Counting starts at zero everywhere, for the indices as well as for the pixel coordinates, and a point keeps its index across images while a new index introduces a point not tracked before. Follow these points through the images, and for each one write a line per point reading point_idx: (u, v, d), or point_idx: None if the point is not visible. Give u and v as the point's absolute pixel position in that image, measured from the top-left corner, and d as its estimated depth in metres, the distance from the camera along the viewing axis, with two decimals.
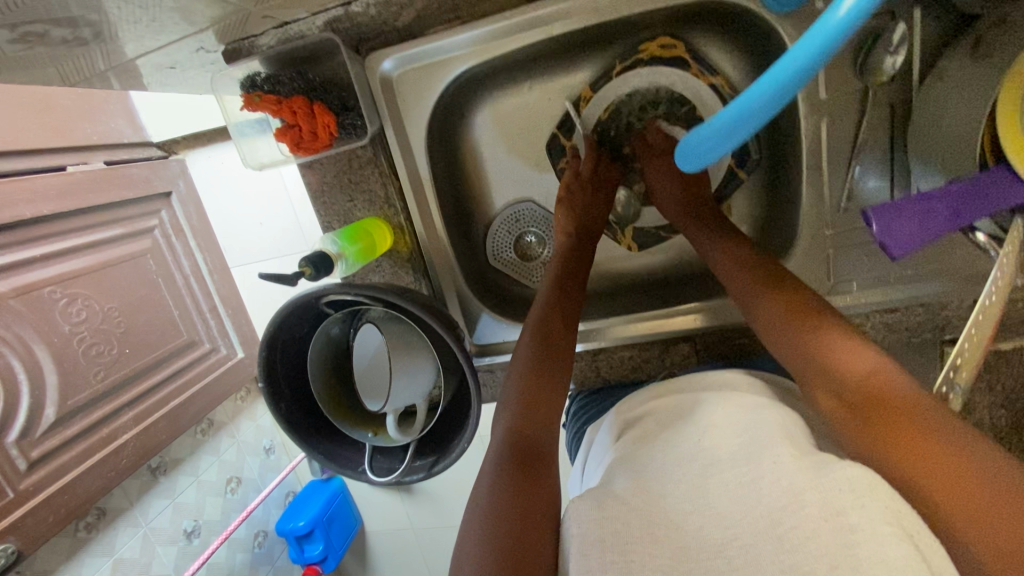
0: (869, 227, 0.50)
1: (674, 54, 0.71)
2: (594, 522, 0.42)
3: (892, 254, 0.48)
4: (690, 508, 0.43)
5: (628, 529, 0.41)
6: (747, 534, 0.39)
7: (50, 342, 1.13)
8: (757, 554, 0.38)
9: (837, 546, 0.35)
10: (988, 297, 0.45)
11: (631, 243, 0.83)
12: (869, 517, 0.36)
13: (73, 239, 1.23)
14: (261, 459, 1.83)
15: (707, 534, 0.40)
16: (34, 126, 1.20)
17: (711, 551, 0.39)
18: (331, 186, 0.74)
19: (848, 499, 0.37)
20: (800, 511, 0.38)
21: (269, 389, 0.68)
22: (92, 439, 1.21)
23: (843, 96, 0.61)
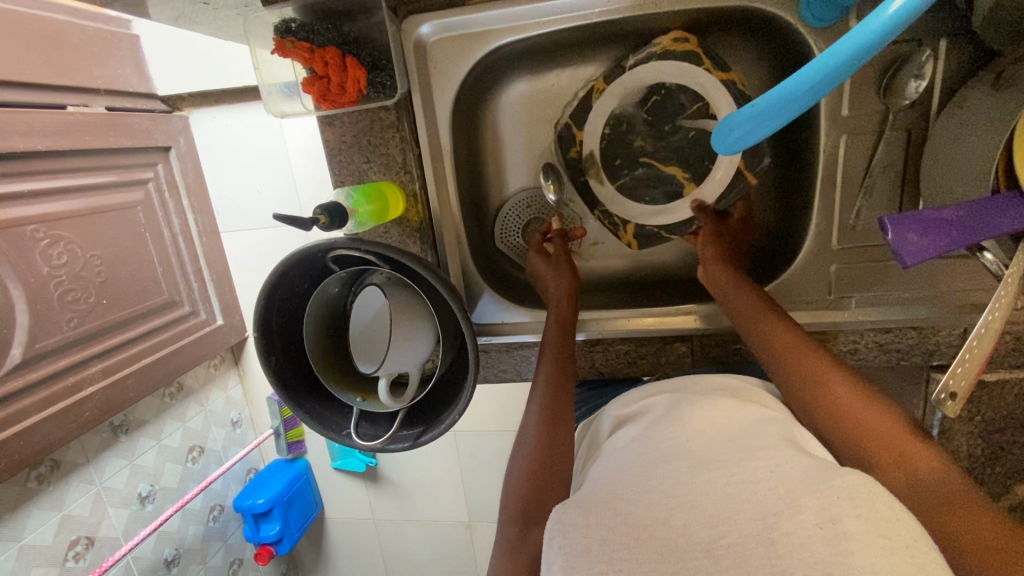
0: (885, 234, 0.51)
1: (687, 48, 0.71)
2: (581, 532, 0.43)
3: (904, 263, 0.49)
4: (674, 503, 0.44)
5: (615, 536, 0.42)
6: (737, 531, 0.40)
7: (27, 282, 1.09)
8: (746, 556, 0.38)
9: (829, 554, 0.36)
10: (990, 314, 0.46)
11: (633, 240, 0.81)
12: (863, 525, 0.37)
13: (63, 180, 1.19)
14: (227, 431, 1.77)
15: (695, 535, 0.41)
16: (40, 61, 1.17)
17: (699, 551, 0.39)
18: (349, 146, 0.74)
19: (844, 505, 0.39)
20: (796, 516, 0.39)
21: (263, 340, 0.67)
22: (56, 386, 1.17)
23: (864, 116, 0.63)
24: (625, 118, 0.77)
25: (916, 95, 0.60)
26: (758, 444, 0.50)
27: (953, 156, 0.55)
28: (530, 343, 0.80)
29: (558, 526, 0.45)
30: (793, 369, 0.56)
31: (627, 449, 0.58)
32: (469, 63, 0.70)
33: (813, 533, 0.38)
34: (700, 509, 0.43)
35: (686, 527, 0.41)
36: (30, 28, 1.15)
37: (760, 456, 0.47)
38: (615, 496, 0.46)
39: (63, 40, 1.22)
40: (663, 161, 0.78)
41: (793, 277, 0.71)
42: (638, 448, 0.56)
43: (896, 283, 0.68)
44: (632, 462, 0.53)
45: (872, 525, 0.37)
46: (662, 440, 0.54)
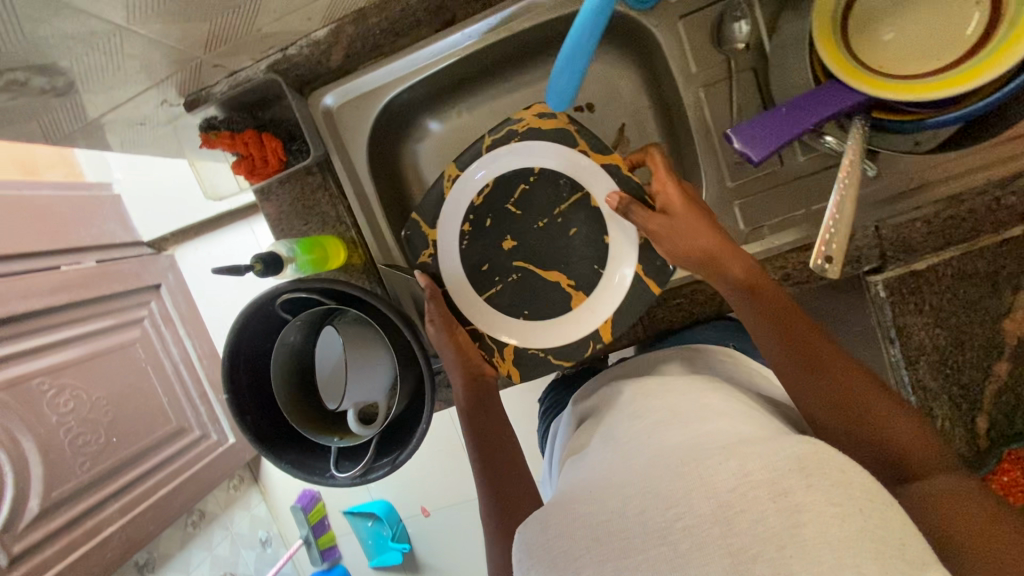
0: (733, 143, 0.55)
1: (552, 124, 0.74)
2: (544, 544, 0.47)
3: (756, 160, 0.54)
4: (632, 494, 0.46)
5: (573, 543, 0.46)
6: (693, 515, 0.42)
7: (38, 434, 1.14)
8: (702, 537, 0.41)
9: (783, 527, 0.40)
10: (839, 193, 0.51)
11: (511, 369, 0.78)
12: (815, 495, 0.41)
13: (63, 332, 1.27)
14: (257, 552, 1.74)
15: (653, 519, 0.43)
16: (33, 234, 1.28)
17: (657, 538, 0.43)
18: (287, 214, 0.82)
19: (796, 478, 0.42)
20: (750, 494, 0.42)
21: (234, 400, 0.71)
22: (74, 532, 1.22)
23: (711, 66, 0.70)
24: (483, 215, 0.78)
25: (746, 36, 0.68)
26: (716, 415, 0.55)
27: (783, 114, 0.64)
28: None
29: (525, 549, 0.49)
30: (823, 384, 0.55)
31: (591, 453, 0.60)
32: (371, 119, 0.79)
33: (768, 508, 0.41)
34: (660, 491, 0.45)
35: (642, 513, 0.44)
36: (21, 209, 1.28)
37: (720, 430, 0.51)
38: (574, 501, 0.50)
39: (53, 212, 1.36)
40: (542, 266, 0.78)
41: None
42: (601, 454, 0.58)
43: (798, 205, 0.73)
44: (608, 455, 0.57)
45: (823, 494, 0.41)
46: (635, 437, 0.56)
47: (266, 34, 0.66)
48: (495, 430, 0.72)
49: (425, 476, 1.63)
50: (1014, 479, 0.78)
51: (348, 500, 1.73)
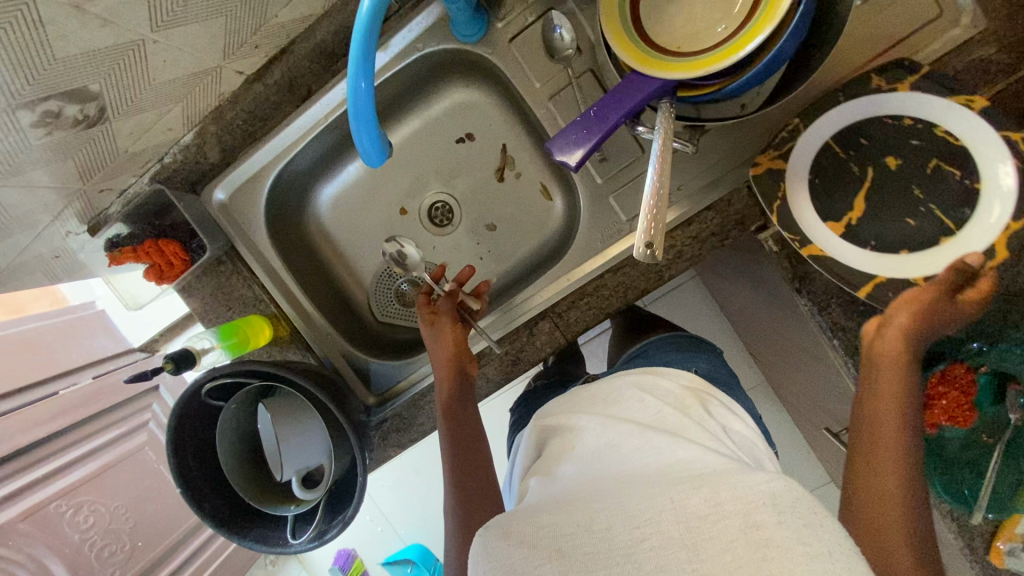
0: (553, 154, 0.58)
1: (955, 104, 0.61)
2: (502, 550, 0.49)
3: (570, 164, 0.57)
4: (598, 508, 0.48)
5: (534, 550, 0.47)
6: (660, 537, 0.44)
7: (63, 554, 1.24)
8: (666, 557, 0.43)
9: (752, 557, 0.41)
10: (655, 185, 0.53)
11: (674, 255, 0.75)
12: (784, 531, 0.42)
13: (73, 453, 1.33)
14: None
15: (619, 539, 0.45)
16: (23, 366, 1.31)
17: (622, 556, 0.44)
18: (210, 304, 0.86)
19: (767, 511, 0.44)
20: (721, 523, 0.44)
21: (189, 492, 0.74)
22: None
23: (551, 76, 0.73)
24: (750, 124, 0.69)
25: (572, 42, 0.71)
26: (676, 442, 0.58)
27: (867, 126, 0.64)
28: (427, 387, 0.87)
29: (483, 553, 0.50)
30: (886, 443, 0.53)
31: (560, 475, 0.61)
32: (260, 199, 0.84)
33: (736, 534, 0.43)
34: (630, 515, 0.46)
35: (608, 531, 0.46)
36: (11, 344, 1.30)
37: (689, 461, 0.53)
38: (541, 510, 0.51)
39: (42, 342, 1.37)
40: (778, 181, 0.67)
41: (585, 224, 0.78)
42: (569, 474, 0.60)
43: None
44: (577, 475, 0.59)
45: (793, 532, 0.42)
46: (607, 459, 0.59)
47: (135, 152, 0.73)
48: (469, 432, 0.72)
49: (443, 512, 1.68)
50: (956, 402, 0.72)
51: (383, 550, 1.77)
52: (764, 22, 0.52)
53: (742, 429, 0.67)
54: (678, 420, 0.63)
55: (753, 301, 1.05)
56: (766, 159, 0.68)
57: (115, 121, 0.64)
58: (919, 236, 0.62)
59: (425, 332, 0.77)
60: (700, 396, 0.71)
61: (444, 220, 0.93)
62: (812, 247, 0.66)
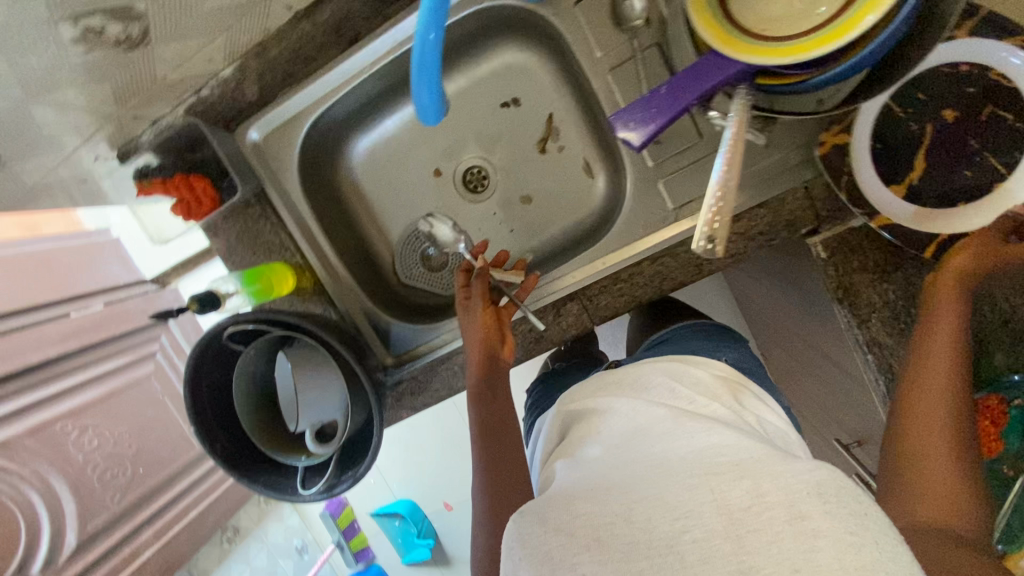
0: (616, 128, 0.55)
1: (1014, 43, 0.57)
2: (539, 536, 0.49)
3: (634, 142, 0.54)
4: (635, 499, 0.48)
5: (572, 540, 0.47)
6: (702, 529, 0.43)
7: (67, 473, 1.26)
8: (711, 550, 0.42)
9: (797, 551, 0.41)
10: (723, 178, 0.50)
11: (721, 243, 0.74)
12: (831, 521, 0.42)
13: (80, 375, 1.34)
14: (294, 559, 1.86)
15: (660, 526, 0.45)
16: (37, 284, 1.31)
17: (664, 547, 0.43)
18: (235, 246, 0.84)
19: (813, 501, 0.43)
20: (765, 512, 0.43)
21: (202, 429, 0.75)
22: (114, 558, 1.40)
23: (614, 47, 0.69)
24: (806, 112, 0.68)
25: (642, 13, 0.66)
26: (705, 428, 0.57)
27: (923, 81, 0.62)
28: (446, 354, 0.86)
29: (517, 538, 0.51)
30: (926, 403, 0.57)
31: (585, 456, 0.62)
32: (296, 144, 0.81)
33: (781, 527, 0.42)
34: (666, 504, 0.46)
35: (648, 523, 0.45)
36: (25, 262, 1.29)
37: (720, 446, 0.53)
38: (576, 497, 0.52)
39: (56, 262, 1.37)
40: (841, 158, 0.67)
41: (630, 208, 0.76)
42: (596, 456, 0.60)
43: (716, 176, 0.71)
44: (606, 456, 0.60)
45: (841, 522, 0.42)
46: (639, 443, 0.59)
47: (173, 82, 0.70)
48: (500, 416, 0.72)
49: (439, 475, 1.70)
50: (985, 431, 0.71)
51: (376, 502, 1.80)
52: (858, 18, 0.47)
53: (773, 417, 0.66)
54: (716, 414, 0.62)
55: (783, 302, 1.02)
56: (828, 135, 0.68)
57: (158, 46, 0.62)
58: (973, 190, 0.61)
59: (461, 317, 0.76)
60: (733, 387, 0.70)
61: (479, 186, 0.91)
62: (882, 218, 0.65)
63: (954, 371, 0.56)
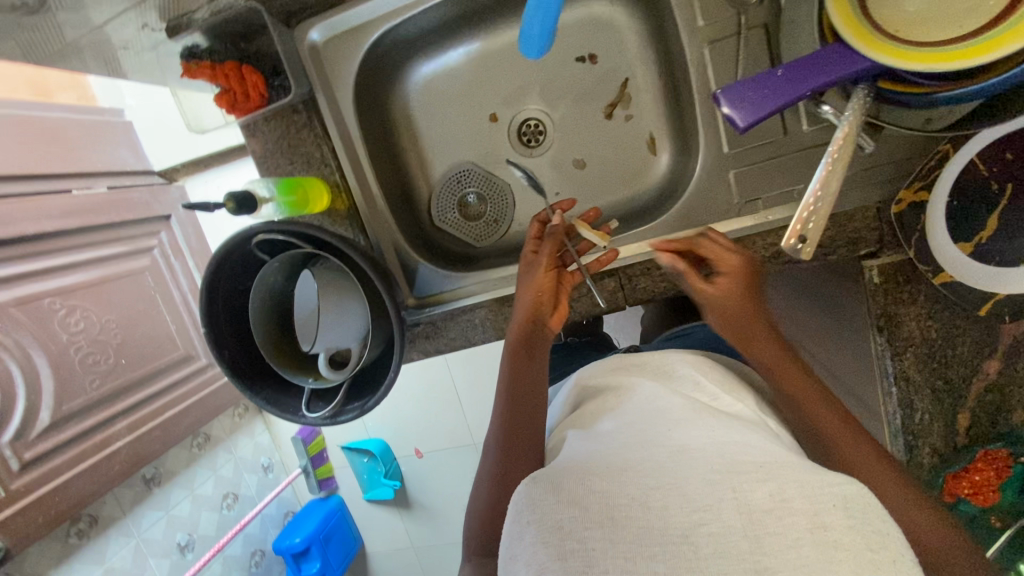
0: (721, 104, 0.53)
1: None
2: (553, 506, 0.46)
3: (740, 126, 0.52)
4: (653, 487, 0.46)
5: (586, 514, 0.45)
6: (721, 524, 0.42)
7: (49, 350, 1.19)
8: (728, 544, 0.41)
9: (817, 560, 0.39)
10: (823, 180, 0.49)
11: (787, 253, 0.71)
12: (850, 534, 0.41)
13: (73, 256, 1.29)
14: (258, 476, 1.90)
15: (676, 517, 0.43)
16: (40, 151, 1.26)
17: (678, 535, 0.42)
18: (273, 151, 0.81)
19: (838, 515, 0.42)
20: (787, 519, 0.42)
21: (212, 333, 0.73)
22: (85, 444, 1.28)
23: (720, 19, 0.65)
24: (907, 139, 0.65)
25: None
26: (733, 428, 0.56)
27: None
28: (469, 306, 0.85)
29: (527, 504, 0.48)
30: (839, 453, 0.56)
31: (598, 429, 0.61)
32: (358, 57, 0.77)
33: (800, 533, 0.41)
34: (687, 496, 0.45)
35: (664, 510, 0.44)
36: (32, 127, 1.26)
37: (743, 446, 0.52)
38: (591, 474, 0.49)
39: (64, 134, 1.32)
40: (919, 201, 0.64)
41: (693, 193, 0.73)
42: (610, 430, 0.60)
43: (792, 177, 0.69)
44: (620, 432, 0.59)
45: (861, 537, 0.41)
46: (650, 421, 0.58)
47: None
48: (529, 385, 0.70)
49: (421, 424, 1.69)
50: (984, 480, 0.70)
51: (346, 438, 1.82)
52: (981, 50, 0.45)
53: None
54: (741, 415, 0.61)
55: None
56: (907, 193, 0.65)
57: None
58: None
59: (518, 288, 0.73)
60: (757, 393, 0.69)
61: (534, 140, 0.86)
62: (944, 275, 0.64)
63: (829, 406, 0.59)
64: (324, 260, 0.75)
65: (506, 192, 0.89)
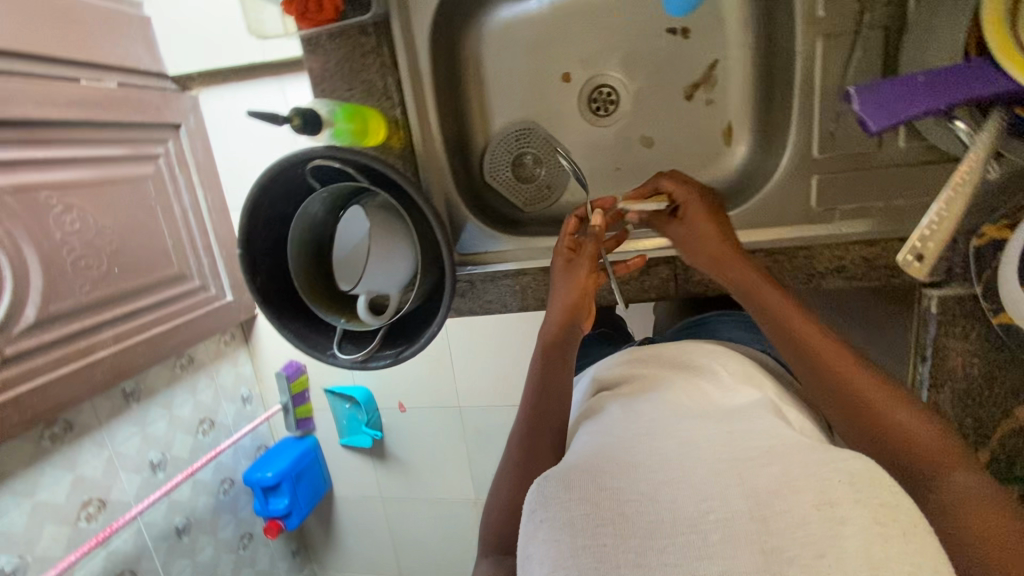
0: (854, 103, 0.53)
1: None
2: (564, 505, 0.43)
3: (870, 129, 0.53)
4: (661, 481, 0.43)
5: (597, 511, 0.42)
6: (735, 511, 0.40)
7: (40, 245, 1.06)
8: (736, 532, 0.38)
9: (824, 535, 0.37)
10: (949, 197, 0.53)
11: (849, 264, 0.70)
12: (860, 509, 0.38)
13: (77, 150, 1.15)
14: (237, 406, 1.67)
15: (683, 508, 0.41)
16: (51, 34, 1.13)
17: (686, 526, 0.40)
18: (331, 73, 0.76)
19: (845, 490, 0.39)
20: (793, 498, 0.39)
21: (246, 258, 0.68)
22: (69, 348, 1.12)
23: (842, 13, 0.62)
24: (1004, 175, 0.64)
25: None
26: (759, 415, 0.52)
27: None
28: (513, 272, 0.82)
29: (538, 500, 0.45)
30: (851, 404, 0.53)
31: (605, 416, 0.59)
32: None
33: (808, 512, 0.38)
34: (700, 487, 0.42)
35: (673, 502, 0.41)
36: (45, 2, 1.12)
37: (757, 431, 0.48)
38: (601, 467, 0.46)
39: (77, 16, 1.19)
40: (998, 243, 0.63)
41: (769, 192, 0.70)
42: (614, 416, 0.57)
43: (874, 192, 0.67)
44: (628, 419, 0.57)
45: (870, 512, 0.38)
46: (651, 409, 0.56)
47: None
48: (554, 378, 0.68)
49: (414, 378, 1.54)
50: None
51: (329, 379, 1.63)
52: None
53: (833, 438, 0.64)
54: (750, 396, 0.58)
55: None
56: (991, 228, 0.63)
57: None
58: None
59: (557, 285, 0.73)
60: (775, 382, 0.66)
61: (603, 109, 0.82)
62: (1005, 316, 0.64)
63: (836, 356, 0.55)
64: (375, 196, 0.72)
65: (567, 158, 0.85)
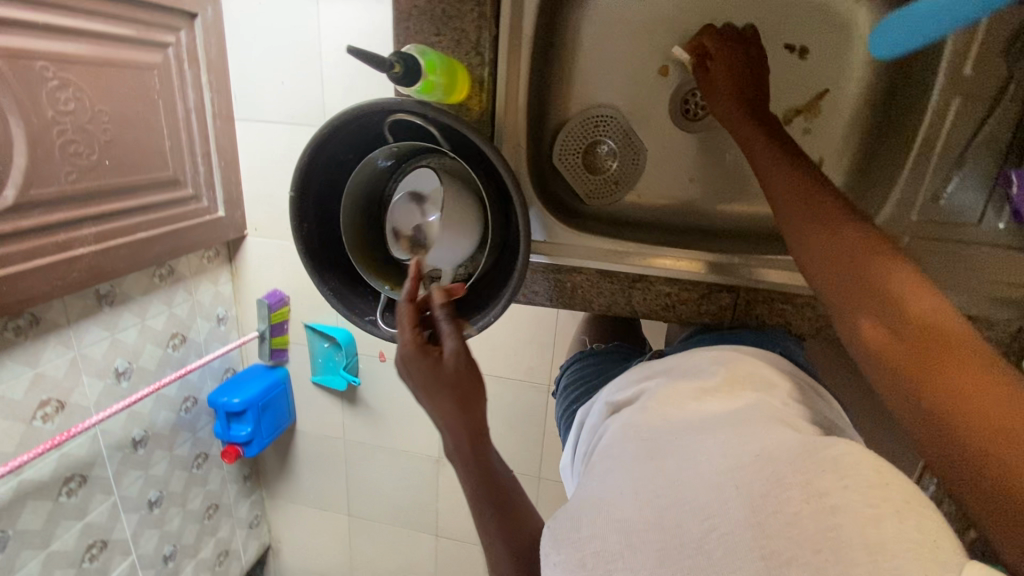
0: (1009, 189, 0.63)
1: None
2: (576, 546, 0.40)
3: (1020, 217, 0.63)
4: (665, 505, 0.39)
5: (608, 547, 0.39)
6: (727, 521, 0.36)
7: (28, 121, 0.89)
8: (736, 542, 0.35)
9: (817, 528, 0.33)
10: None
11: None
12: (851, 495, 0.34)
13: (81, 21, 0.96)
14: (211, 326, 1.50)
15: (690, 526, 0.37)
16: None
17: (694, 547, 0.36)
18: (421, 12, 0.68)
19: (831, 479, 0.35)
20: (782, 493, 0.36)
21: (298, 203, 0.62)
22: (47, 241, 0.95)
23: (985, 80, 0.60)
24: None
25: None
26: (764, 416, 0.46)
27: None
28: (568, 267, 0.79)
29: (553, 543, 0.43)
30: (844, 274, 0.47)
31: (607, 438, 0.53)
32: None
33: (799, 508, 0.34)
34: (693, 502, 0.38)
35: (679, 527, 0.37)
36: None
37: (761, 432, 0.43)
38: (609, 495, 0.43)
39: None
40: None
41: None
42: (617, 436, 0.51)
43: (960, 265, 0.66)
44: (619, 436, 0.51)
45: (863, 491, 0.34)
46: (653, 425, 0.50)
47: None
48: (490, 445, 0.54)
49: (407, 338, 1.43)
50: None
51: (316, 316, 1.47)
52: None
53: None
54: (749, 405, 0.49)
55: None
56: None
57: None
58: None
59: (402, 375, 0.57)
60: (793, 396, 0.56)
61: (694, 113, 0.77)
62: None
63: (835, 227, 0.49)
64: (451, 160, 0.67)
65: (644, 155, 0.80)
